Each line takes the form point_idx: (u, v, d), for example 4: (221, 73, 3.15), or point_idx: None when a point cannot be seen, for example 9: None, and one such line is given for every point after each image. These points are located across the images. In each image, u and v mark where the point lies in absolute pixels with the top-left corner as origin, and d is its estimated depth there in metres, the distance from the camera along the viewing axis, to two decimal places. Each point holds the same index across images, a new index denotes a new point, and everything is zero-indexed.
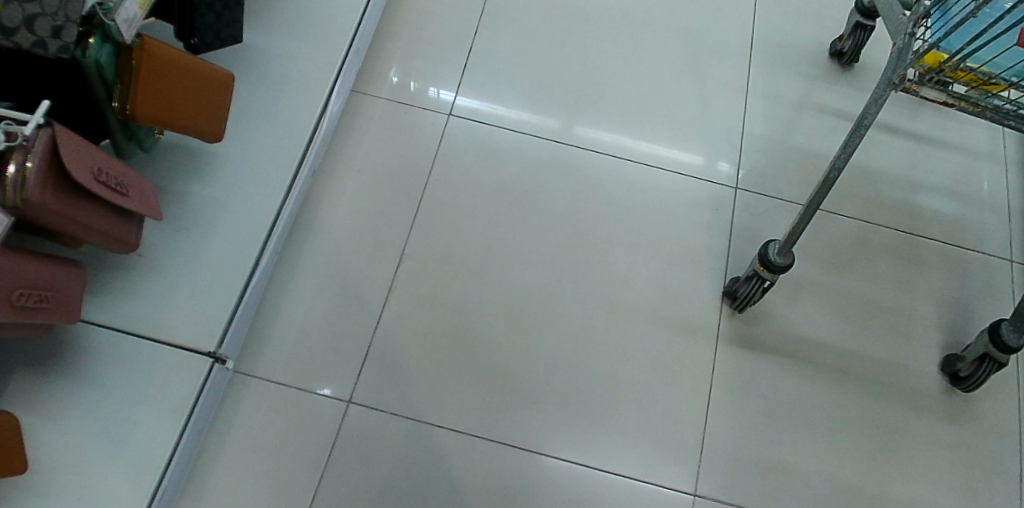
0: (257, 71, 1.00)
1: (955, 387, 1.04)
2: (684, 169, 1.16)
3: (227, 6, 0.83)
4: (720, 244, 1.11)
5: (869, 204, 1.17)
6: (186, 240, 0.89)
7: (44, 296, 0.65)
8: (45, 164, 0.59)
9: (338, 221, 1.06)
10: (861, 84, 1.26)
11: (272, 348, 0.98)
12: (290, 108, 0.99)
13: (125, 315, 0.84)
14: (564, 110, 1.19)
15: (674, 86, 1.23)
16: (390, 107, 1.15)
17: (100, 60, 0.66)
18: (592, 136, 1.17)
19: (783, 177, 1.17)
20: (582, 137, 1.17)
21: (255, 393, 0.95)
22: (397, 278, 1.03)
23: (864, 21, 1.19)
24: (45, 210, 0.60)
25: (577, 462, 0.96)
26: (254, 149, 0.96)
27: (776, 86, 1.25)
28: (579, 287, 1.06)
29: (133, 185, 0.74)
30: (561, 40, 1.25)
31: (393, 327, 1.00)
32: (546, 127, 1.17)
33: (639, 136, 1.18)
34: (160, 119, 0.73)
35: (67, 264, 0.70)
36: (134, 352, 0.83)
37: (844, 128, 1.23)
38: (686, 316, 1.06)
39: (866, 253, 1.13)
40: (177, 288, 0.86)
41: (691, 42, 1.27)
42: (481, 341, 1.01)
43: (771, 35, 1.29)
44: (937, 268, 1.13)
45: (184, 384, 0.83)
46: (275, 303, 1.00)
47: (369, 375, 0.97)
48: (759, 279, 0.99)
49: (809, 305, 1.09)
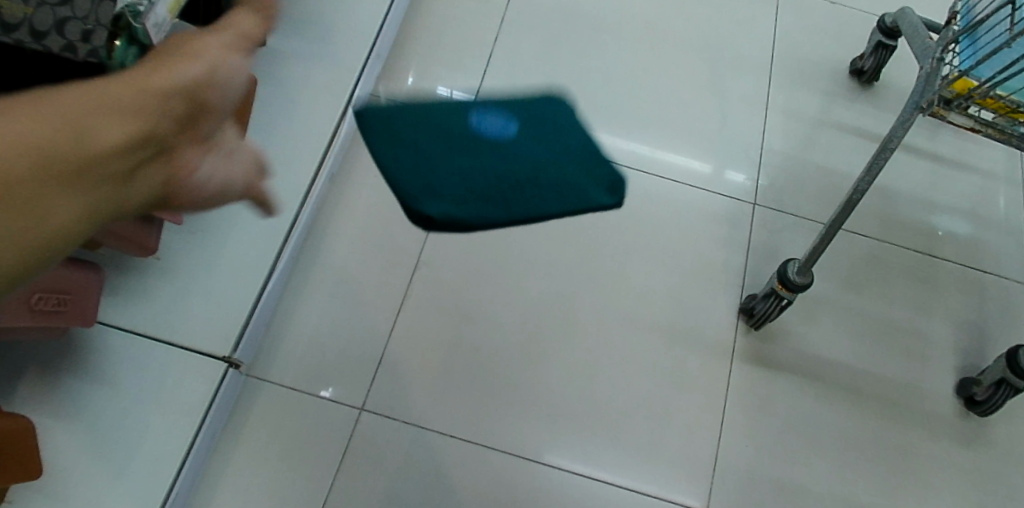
0: (279, 75, 1.00)
1: (970, 412, 1.03)
2: (700, 183, 1.15)
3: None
4: (737, 259, 1.10)
5: (887, 224, 1.16)
6: (203, 243, 0.89)
7: (62, 300, 0.66)
8: None
9: (354, 226, 1.05)
10: (882, 103, 1.25)
11: (285, 352, 0.97)
12: (311, 112, 0.99)
13: (142, 316, 0.84)
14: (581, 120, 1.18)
15: (693, 99, 1.23)
16: None
17: None
18: (610, 147, 1.17)
19: (802, 194, 1.17)
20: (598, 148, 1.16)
21: (268, 397, 0.94)
22: (413, 284, 1.03)
23: (886, 40, 1.19)
24: None
25: (589, 477, 0.95)
26: (273, 153, 0.96)
27: (796, 102, 1.24)
28: (595, 299, 1.05)
29: None
30: (581, 50, 1.24)
31: (408, 334, 1.00)
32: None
33: (658, 149, 1.18)
34: None
35: (84, 267, 0.71)
36: (149, 353, 0.83)
37: (864, 145, 1.22)
38: (702, 332, 1.05)
39: (884, 273, 1.12)
40: (194, 291, 0.86)
41: (711, 55, 1.27)
42: (495, 351, 1.00)
43: (792, 51, 1.29)
44: (955, 290, 1.12)
45: (198, 387, 0.83)
46: (290, 306, 1.00)
47: (382, 382, 0.97)
48: (776, 298, 0.99)
49: (825, 323, 1.08)
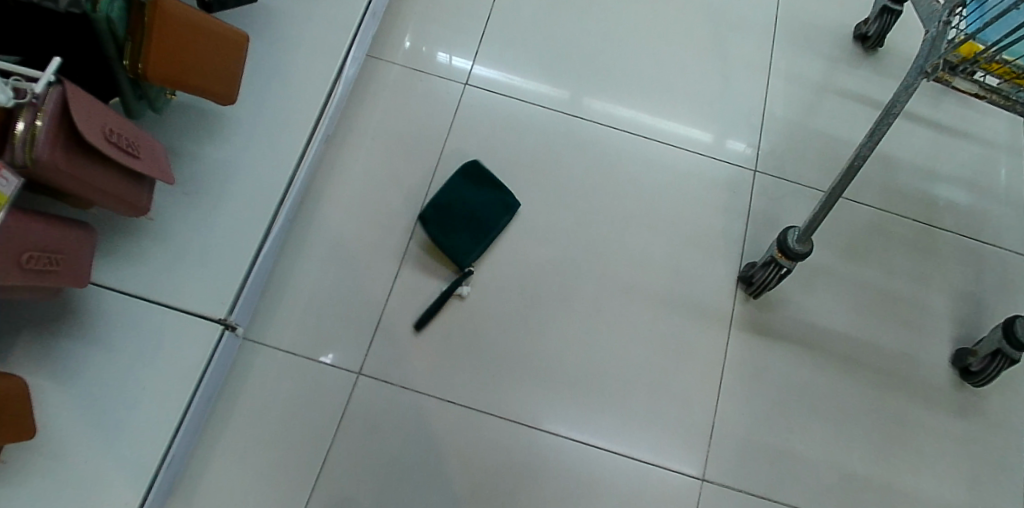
0: (271, 32, 0.97)
1: (965, 381, 1.04)
2: (700, 151, 1.14)
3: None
4: (738, 228, 1.09)
5: (889, 193, 1.15)
6: (196, 205, 0.87)
7: (53, 259, 0.64)
8: (56, 124, 0.58)
9: (350, 190, 1.03)
10: (886, 69, 1.23)
11: (281, 316, 0.96)
12: (304, 72, 0.96)
13: (135, 279, 0.83)
14: (581, 84, 1.16)
15: (696, 63, 1.20)
16: (404, 74, 1.12)
17: (111, 16, 0.64)
18: (608, 117, 1.14)
19: (804, 161, 1.15)
20: (596, 119, 1.13)
21: (264, 362, 0.94)
22: (409, 250, 1.02)
23: (892, 4, 1.16)
24: (56, 172, 0.59)
25: (588, 444, 0.96)
26: (267, 115, 0.93)
27: (800, 68, 1.22)
28: (593, 267, 1.04)
29: (147, 147, 0.71)
30: (581, 12, 1.21)
31: (405, 299, 0.99)
32: (562, 103, 1.14)
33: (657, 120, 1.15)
34: (172, 79, 0.71)
35: (76, 225, 0.68)
36: (143, 316, 0.82)
37: (867, 113, 1.20)
38: (700, 299, 1.05)
39: (883, 242, 1.12)
40: (187, 254, 0.85)
41: (714, 19, 1.24)
42: (492, 318, 1.00)
43: (797, 15, 1.26)
44: (953, 260, 1.12)
45: (193, 351, 0.82)
46: (285, 270, 0.98)
47: (380, 348, 0.96)
48: (776, 266, 0.98)
49: (824, 292, 1.08)
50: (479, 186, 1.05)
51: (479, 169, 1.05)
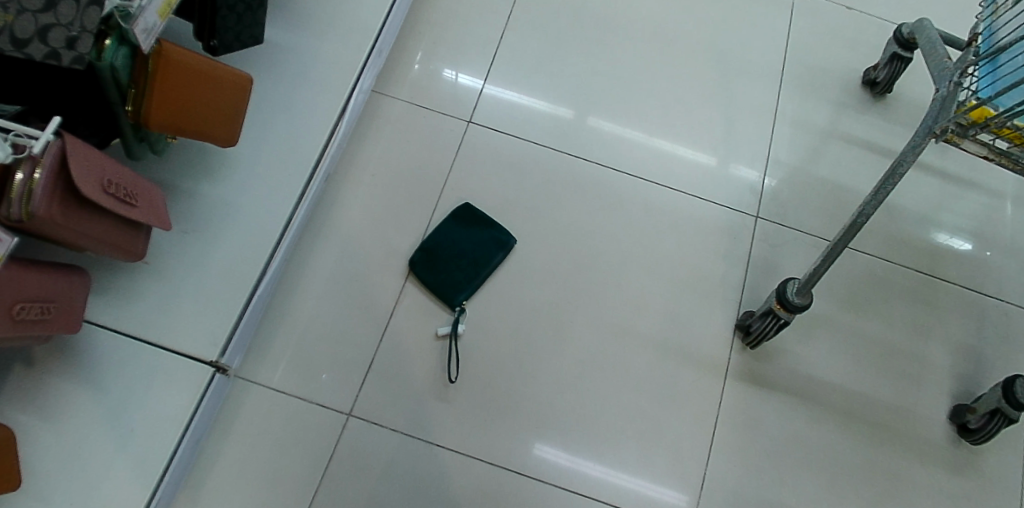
0: (276, 69, 0.97)
1: (963, 438, 1.03)
2: (701, 180, 1.14)
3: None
4: (737, 274, 1.09)
5: (891, 243, 1.14)
6: (193, 243, 0.88)
7: (46, 307, 0.64)
8: (54, 179, 0.58)
9: (348, 226, 1.03)
10: (893, 117, 1.22)
11: (274, 354, 0.96)
12: (307, 110, 0.96)
13: (130, 318, 0.83)
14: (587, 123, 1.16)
15: (701, 106, 1.20)
16: (409, 110, 1.12)
17: (115, 64, 0.64)
18: (614, 134, 1.15)
19: (806, 208, 1.15)
20: (599, 135, 1.15)
21: (255, 399, 0.94)
22: (405, 289, 1.01)
23: (902, 51, 1.15)
24: (50, 225, 0.59)
25: (573, 464, 0.96)
26: (267, 153, 0.93)
27: (805, 113, 1.22)
28: (590, 310, 1.04)
29: (144, 194, 0.71)
30: (587, 51, 1.21)
31: (399, 339, 0.99)
32: (565, 122, 1.15)
33: (664, 143, 1.16)
34: (173, 125, 0.72)
35: (71, 272, 0.68)
36: (136, 355, 0.82)
37: (872, 160, 1.19)
38: (696, 347, 1.04)
39: (884, 293, 1.11)
40: (182, 293, 0.85)
41: (722, 61, 1.24)
42: (487, 361, 0.99)
43: (804, 58, 1.25)
44: (954, 313, 1.11)
45: (184, 392, 0.83)
46: (281, 307, 0.98)
47: (371, 388, 0.96)
48: (774, 317, 0.98)
49: (822, 343, 1.07)
50: (470, 227, 1.05)
51: (471, 211, 1.05)
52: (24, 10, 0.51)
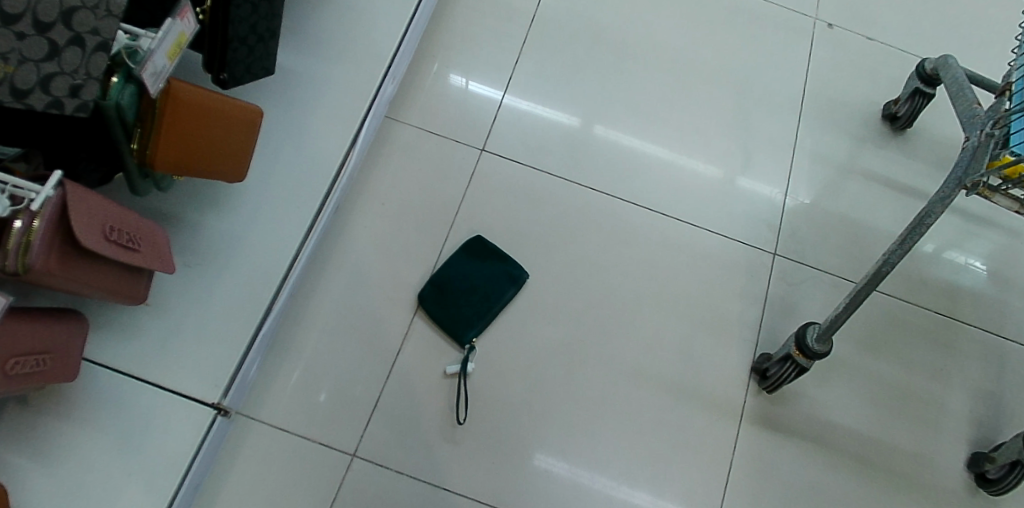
0: (286, 97, 0.94)
1: (982, 488, 1.00)
2: (700, 187, 1.13)
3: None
4: (753, 313, 1.06)
5: (912, 283, 1.11)
6: (196, 278, 0.84)
7: (39, 359, 0.60)
8: (53, 229, 0.55)
9: (357, 258, 1.00)
10: (915, 152, 1.19)
11: (278, 391, 0.93)
12: (316, 140, 0.93)
13: (130, 357, 0.80)
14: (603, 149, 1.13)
15: (719, 137, 1.17)
16: (420, 136, 1.09)
17: (121, 103, 0.61)
18: (610, 140, 1.14)
19: (825, 245, 1.12)
20: (611, 143, 1.14)
21: (257, 438, 0.90)
22: (414, 324, 0.98)
23: (924, 87, 1.13)
24: (48, 276, 0.55)
25: (565, 471, 0.95)
26: (276, 184, 0.90)
27: (825, 146, 1.19)
28: (603, 349, 1.01)
29: (148, 238, 0.68)
30: (604, 78, 1.18)
31: (407, 377, 0.96)
32: (574, 131, 1.13)
33: (665, 149, 1.15)
34: (178, 166, 0.68)
35: (68, 318, 0.66)
36: (136, 396, 0.79)
37: (893, 196, 1.16)
38: (711, 390, 1.01)
39: (903, 336, 1.08)
40: (185, 331, 0.82)
41: (740, 91, 1.21)
42: (496, 401, 0.96)
43: (824, 90, 1.23)
44: (974, 358, 1.08)
45: (185, 435, 0.79)
46: (286, 341, 0.95)
47: (377, 428, 0.93)
48: (794, 364, 0.95)
49: (839, 386, 1.04)
50: (482, 260, 1.02)
51: (483, 244, 1.02)
52: (25, 60, 0.47)
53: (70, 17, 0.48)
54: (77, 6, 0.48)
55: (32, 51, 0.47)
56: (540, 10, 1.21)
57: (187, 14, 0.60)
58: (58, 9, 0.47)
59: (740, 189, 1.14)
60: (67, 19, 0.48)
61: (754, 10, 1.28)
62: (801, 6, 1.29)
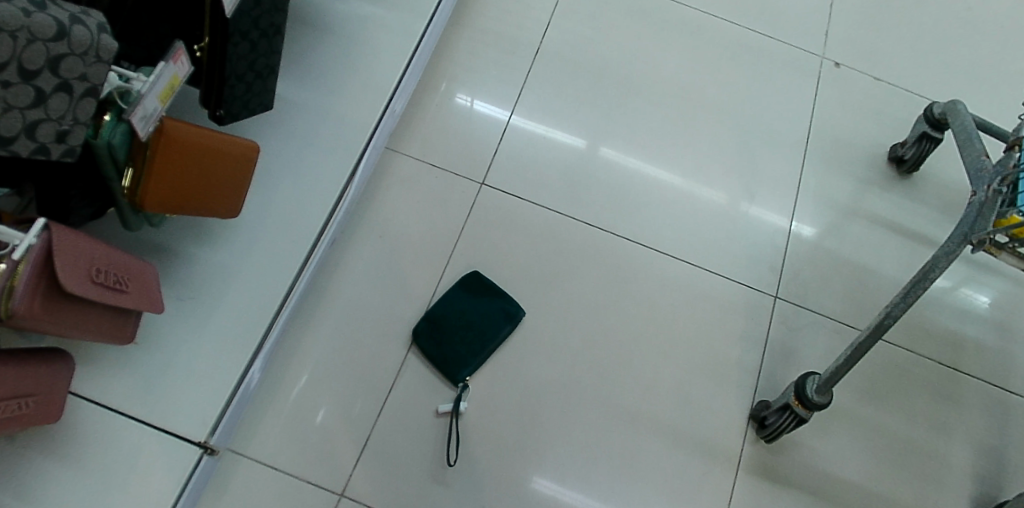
0: (285, 128, 0.93)
1: None
2: (709, 209, 1.13)
3: (264, 35, 0.72)
4: (754, 358, 1.04)
5: (915, 331, 1.09)
6: (187, 311, 0.82)
7: (23, 402, 0.59)
8: (38, 273, 0.53)
9: (351, 292, 0.99)
10: (920, 197, 1.18)
11: (266, 427, 0.91)
12: (314, 172, 0.92)
13: (116, 391, 0.77)
14: (607, 169, 1.13)
15: (722, 176, 1.16)
16: (420, 168, 1.08)
17: (112, 142, 0.59)
18: (619, 162, 1.14)
19: (828, 289, 1.10)
20: (615, 162, 1.14)
21: (243, 476, 0.88)
22: (407, 360, 0.97)
23: (932, 131, 1.11)
24: (31, 321, 0.53)
25: (558, 494, 0.93)
26: (272, 217, 0.89)
27: (829, 188, 1.18)
28: (599, 392, 0.99)
29: (136, 278, 0.67)
30: (607, 113, 1.18)
31: (398, 416, 0.94)
32: (576, 151, 1.14)
33: (676, 178, 1.15)
34: (169, 205, 0.67)
35: (55, 358, 0.64)
36: (120, 433, 0.75)
37: (898, 240, 1.15)
38: (708, 437, 0.99)
39: (905, 385, 1.06)
40: (174, 365, 0.80)
41: (745, 130, 1.20)
42: (488, 442, 0.94)
43: (829, 131, 1.22)
44: (977, 410, 1.06)
45: (170, 474, 0.76)
46: (277, 376, 0.94)
47: (366, 468, 0.91)
48: (792, 414, 0.93)
49: (840, 436, 1.02)
50: (478, 296, 1.00)
51: (480, 279, 1.01)
52: (11, 107, 0.45)
53: (58, 63, 0.46)
54: (65, 53, 0.46)
55: (18, 99, 0.45)
56: (544, 42, 1.21)
57: (181, 56, 0.59)
58: (45, 56, 0.45)
59: (751, 214, 1.14)
60: (54, 66, 0.46)
61: (760, 48, 1.27)
62: (808, 44, 1.29)
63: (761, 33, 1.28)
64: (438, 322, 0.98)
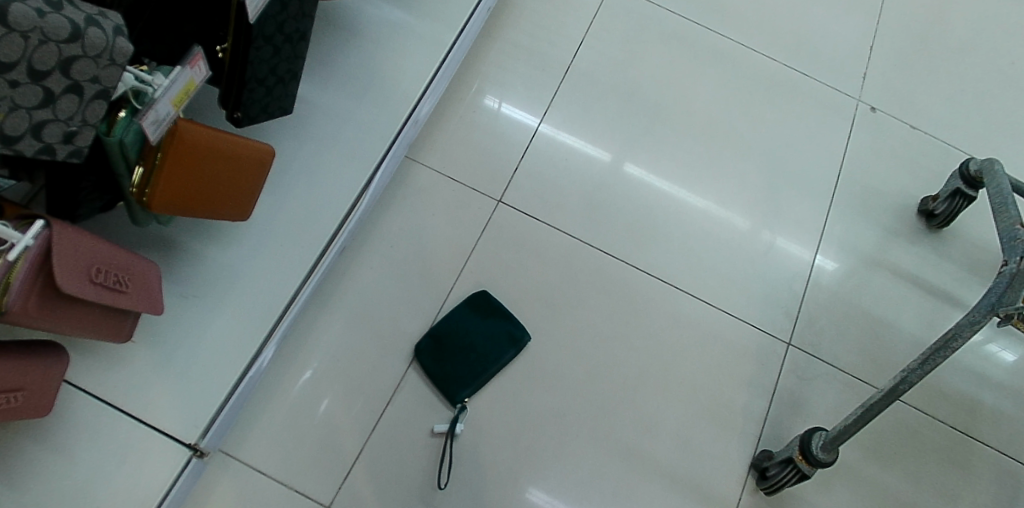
0: (305, 130, 0.91)
1: None
2: (727, 238, 1.11)
3: (289, 40, 0.71)
4: (761, 405, 1.01)
5: (929, 392, 1.06)
6: (189, 309, 0.80)
7: (13, 396, 0.58)
8: (36, 270, 0.52)
9: (356, 301, 0.98)
10: (948, 254, 1.14)
11: (259, 431, 0.90)
12: (330, 177, 0.90)
13: (106, 384, 0.73)
14: (629, 190, 1.11)
15: (744, 214, 1.13)
16: (437, 180, 1.07)
17: (125, 140, 0.58)
18: (643, 180, 1.12)
19: (843, 341, 1.07)
20: (637, 183, 1.12)
21: (232, 478, 0.87)
22: (406, 375, 0.95)
23: (966, 188, 1.07)
24: (27, 319, 0.52)
25: None
26: (283, 220, 0.87)
27: (853, 236, 1.14)
28: (597, 426, 0.97)
29: (136, 278, 0.66)
30: (633, 139, 1.15)
31: (392, 432, 0.92)
32: (602, 166, 1.12)
33: (703, 200, 1.13)
34: (178, 206, 0.66)
35: (48, 352, 0.63)
36: (110, 428, 0.72)
37: (920, 296, 1.11)
38: (707, 482, 0.96)
39: (914, 447, 1.02)
40: (171, 362, 0.77)
41: (771, 168, 1.17)
42: (479, 467, 0.93)
43: (859, 176, 1.18)
44: (987, 480, 1.02)
45: (156, 476, 0.73)
46: (274, 379, 0.92)
47: (355, 482, 0.90)
48: (795, 468, 0.90)
49: (843, 494, 0.99)
50: (485, 316, 0.99)
51: (488, 299, 0.99)
52: (17, 107, 0.43)
53: (69, 65, 0.45)
54: (78, 54, 0.45)
55: (26, 98, 0.44)
56: (575, 62, 1.19)
57: (199, 62, 0.59)
58: (56, 57, 0.44)
59: (773, 244, 1.11)
60: (66, 67, 0.45)
61: (795, 84, 1.24)
62: (845, 86, 1.25)
63: (798, 71, 1.25)
64: (441, 341, 0.96)
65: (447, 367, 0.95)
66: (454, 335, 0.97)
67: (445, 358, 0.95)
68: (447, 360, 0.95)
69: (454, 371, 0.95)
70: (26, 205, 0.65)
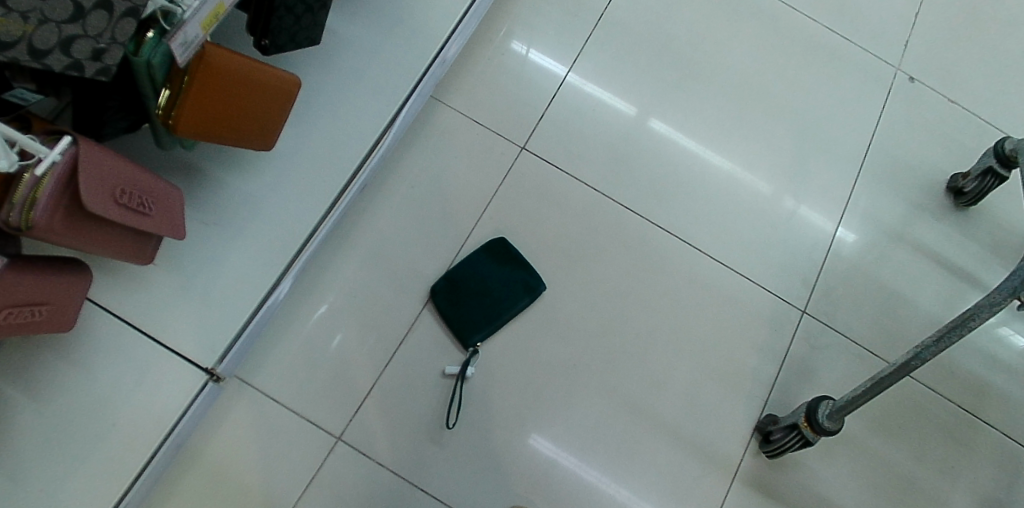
0: (331, 62, 0.89)
1: None
2: (750, 202, 1.09)
3: None
4: (770, 370, 1.02)
5: (939, 370, 1.06)
6: (210, 236, 0.80)
7: (37, 309, 0.59)
8: (62, 188, 0.52)
9: (374, 240, 0.98)
10: (974, 233, 1.12)
11: (275, 361, 0.92)
12: (354, 112, 0.89)
13: (128, 304, 0.74)
14: (653, 145, 1.09)
15: (771, 178, 1.11)
16: (462, 123, 1.05)
17: (153, 61, 0.57)
18: (669, 136, 1.10)
19: (858, 313, 1.06)
20: (661, 138, 1.09)
21: (248, 404, 0.90)
22: (421, 316, 0.96)
23: (999, 167, 1.05)
24: (51, 236, 0.53)
25: (552, 457, 0.94)
26: (305, 153, 0.86)
27: (880, 207, 1.12)
28: (605, 379, 0.98)
29: (160, 202, 0.66)
30: (662, 93, 1.12)
31: (404, 371, 0.94)
32: (628, 120, 1.09)
33: (728, 162, 1.10)
34: (203, 133, 0.65)
35: (73, 269, 0.64)
36: (132, 347, 0.74)
37: (941, 274, 1.10)
38: (709, 441, 0.98)
39: (918, 422, 1.03)
40: (190, 288, 0.78)
41: (803, 133, 1.14)
42: (487, 411, 0.94)
43: (892, 147, 1.15)
44: (987, 460, 1.03)
45: (174, 396, 0.75)
46: (291, 312, 0.94)
47: (365, 417, 0.92)
48: (798, 434, 0.91)
49: (842, 462, 1.00)
50: (502, 264, 0.99)
51: (505, 247, 0.99)
52: (47, 20, 0.43)
53: None
54: None
55: (54, 11, 0.43)
56: (609, 9, 1.14)
57: None
58: None
59: (796, 212, 1.09)
60: None
61: (836, 47, 1.19)
62: (886, 52, 1.20)
63: (841, 33, 1.20)
64: (456, 286, 0.97)
65: (460, 311, 0.96)
66: (468, 281, 0.97)
67: (458, 303, 0.96)
68: (460, 304, 0.96)
69: (467, 316, 0.95)
70: (53, 121, 0.65)
